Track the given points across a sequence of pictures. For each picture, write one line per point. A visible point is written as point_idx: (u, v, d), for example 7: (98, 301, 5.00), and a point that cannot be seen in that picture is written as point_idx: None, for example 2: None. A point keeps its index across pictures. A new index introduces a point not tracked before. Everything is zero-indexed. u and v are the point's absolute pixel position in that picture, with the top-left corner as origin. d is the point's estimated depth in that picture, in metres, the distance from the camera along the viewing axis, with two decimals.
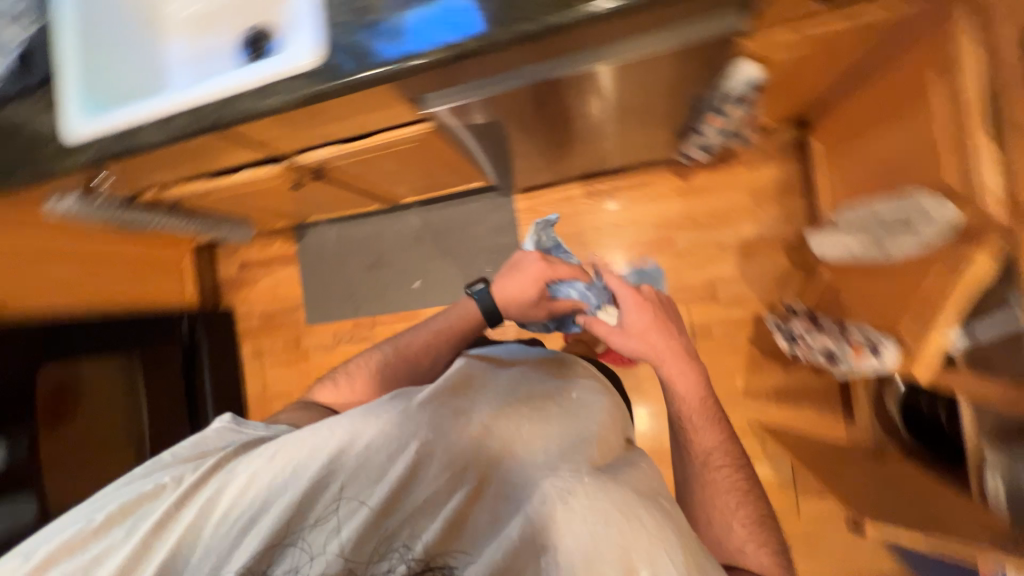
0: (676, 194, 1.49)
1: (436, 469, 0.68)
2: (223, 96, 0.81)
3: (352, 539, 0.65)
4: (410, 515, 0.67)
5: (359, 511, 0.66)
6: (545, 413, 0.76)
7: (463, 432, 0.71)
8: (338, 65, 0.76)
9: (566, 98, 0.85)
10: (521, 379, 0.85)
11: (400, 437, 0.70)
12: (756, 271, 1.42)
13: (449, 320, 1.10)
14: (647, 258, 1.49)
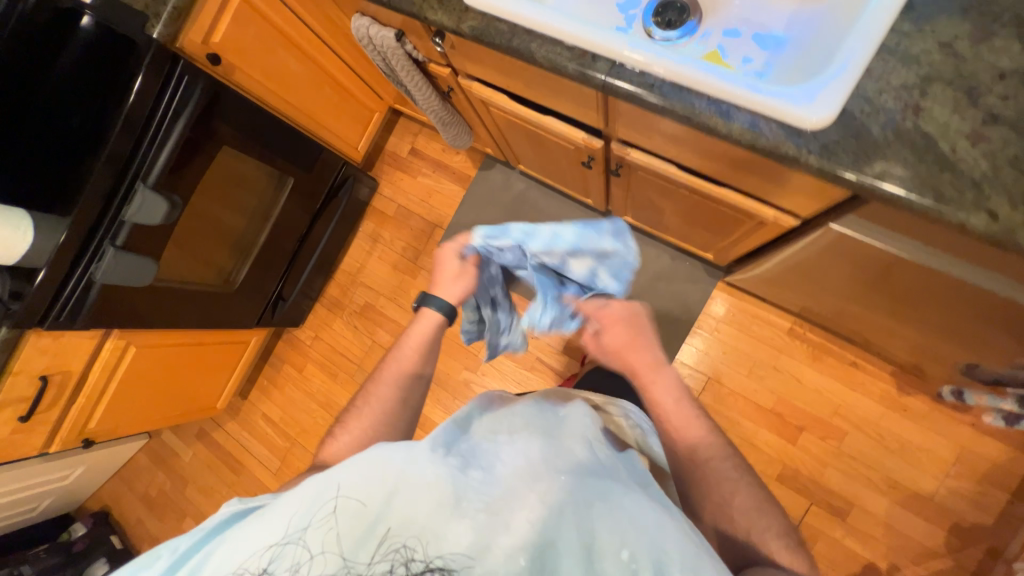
0: (878, 400, 1.31)
1: (416, 481, 0.58)
2: (664, 73, 0.63)
3: (345, 539, 0.55)
4: (409, 521, 0.56)
5: (340, 505, 0.57)
6: (528, 443, 0.68)
7: (457, 453, 0.63)
8: (816, 119, 0.56)
9: (955, 293, 0.72)
10: (504, 412, 0.76)
11: (383, 459, 0.60)
12: (908, 529, 1.26)
13: (416, 333, 0.89)
14: (805, 437, 1.35)
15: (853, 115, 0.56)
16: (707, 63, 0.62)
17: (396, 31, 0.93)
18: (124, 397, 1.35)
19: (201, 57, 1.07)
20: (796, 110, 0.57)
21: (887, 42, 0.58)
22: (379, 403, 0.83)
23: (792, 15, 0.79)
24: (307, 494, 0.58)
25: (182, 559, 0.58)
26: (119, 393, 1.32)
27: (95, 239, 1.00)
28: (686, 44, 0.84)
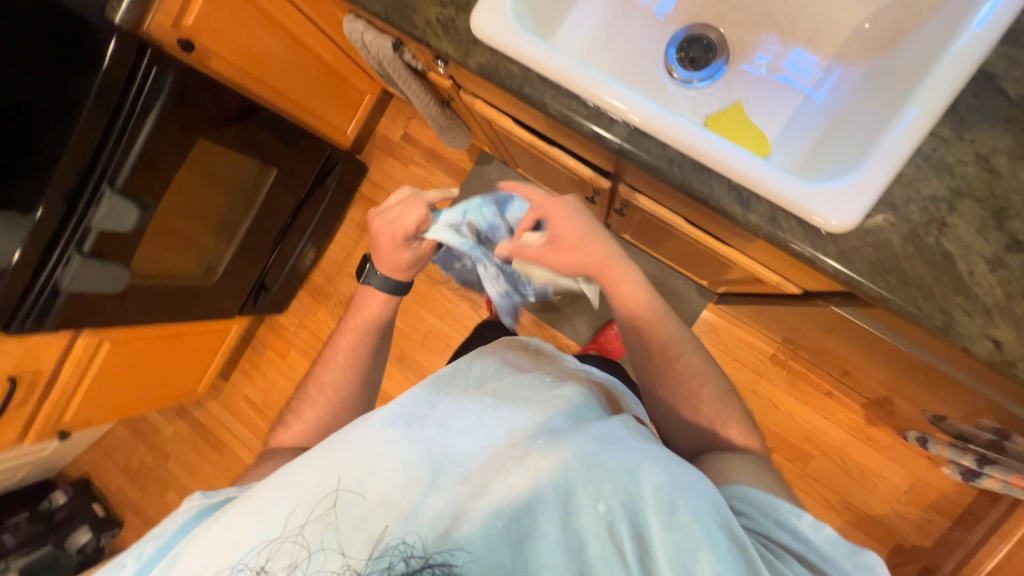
0: (846, 428, 1.38)
1: (393, 463, 0.60)
2: (686, 148, 0.59)
3: (339, 530, 0.56)
4: (392, 505, 0.57)
5: (321, 497, 0.58)
6: (503, 409, 0.67)
7: (430, 432, 0.63)
8: (843, 219, 0.54)
9: (941, 377, 0.74)
10: (480, 376, 0.75)
11: (360, 447, 0.62)
12: (856, 547, 1.36)
13: (364, 318, 0.95)
14: (774, 458, 1.41)
15: (876, 223, 0.54)
16: (734, 147, 0.58)
17: (393, 40, 0.84)
18: (103, 389, 1.31)
19: (171, 41, 0.95)
20: (815, 210, 0.55)
21: (921, 144, 0.55)
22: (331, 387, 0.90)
23: (825, 72, 0.72)
24: (290, 490, 0.60)
25: (168, 542, 0.64)
26: (97, 386, 1.29)
27: (59, 241, 0.94)
28: (707, 88, 0.77)
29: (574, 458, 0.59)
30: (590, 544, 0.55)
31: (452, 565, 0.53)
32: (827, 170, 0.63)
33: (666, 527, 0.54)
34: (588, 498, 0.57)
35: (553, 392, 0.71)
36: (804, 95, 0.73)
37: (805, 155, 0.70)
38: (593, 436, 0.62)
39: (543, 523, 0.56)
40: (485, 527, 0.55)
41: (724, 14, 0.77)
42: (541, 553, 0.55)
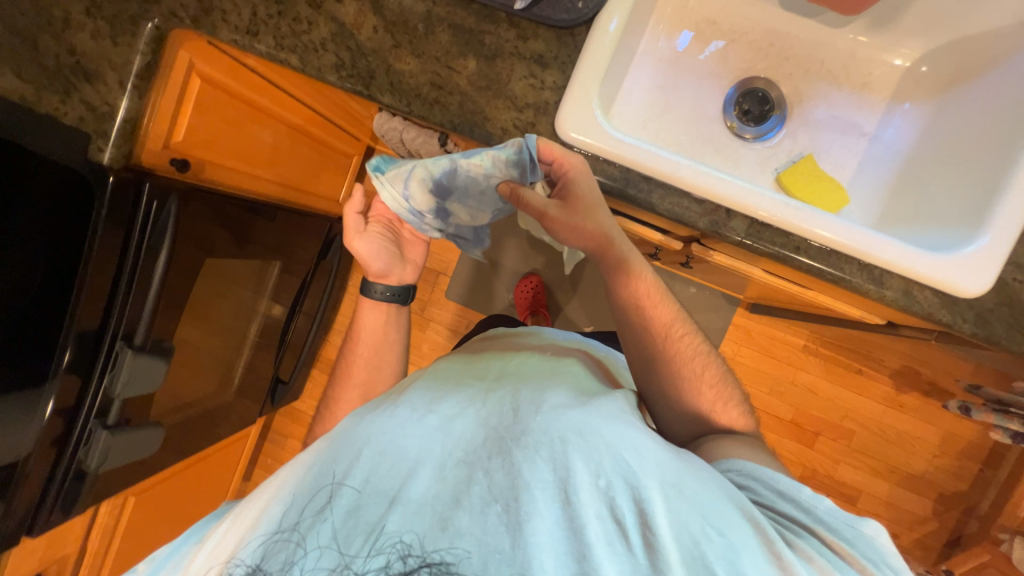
0: (881, 400, 1.48)
1: (383, 447, 0.50)
2: (809, 233, 0.59)
3: (311, 535, 0.44)
4: (382, 495, 0.46)
5: (314, 488, 0.48)
6: (505, 385, 0.58)
7: (424, 411, 0.53)
8: (971, 285, 0.56)
9: None
10: (480, 361, 0.66)
11: (344, 438, 0.52)
12: (905, 505, 1.49)
13: (373, 328, 0.87)
14: (823, 440, 1.50)
15: (1006, 284, 0.58)
16: (848, 221, 0.59)
17: (437, 133, 0.79)
18: (134, 546, 1.16)
19: (165, 164, 0.84)
20: (952, 279, 0.56)
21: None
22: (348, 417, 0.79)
23: (885, 114, 0.74)
24: (271, 492, 0.50)
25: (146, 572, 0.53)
26: (128, 546, 1.13)
27: (73, 424, 0.79)
28: (771, 141, 0.77)
29: (573, 432, 0.49)
30: (588, 521, 0.43)
31: (452, 566, 0.41)
32: (924, 222, 0.65)
33: (670, 498, 0.46)
34: (584, 471, 0.46)
35: (542, 371, 0.61)
36: (868, 137, 0.74)
37: (886, 200, 0.71)
38: (593, 412, 0.52)
39: (536, 498, 0.44)
40: (478, 510, 0.44)
41: (777, 65, 0.77)
42: (532, 533, 0.43)
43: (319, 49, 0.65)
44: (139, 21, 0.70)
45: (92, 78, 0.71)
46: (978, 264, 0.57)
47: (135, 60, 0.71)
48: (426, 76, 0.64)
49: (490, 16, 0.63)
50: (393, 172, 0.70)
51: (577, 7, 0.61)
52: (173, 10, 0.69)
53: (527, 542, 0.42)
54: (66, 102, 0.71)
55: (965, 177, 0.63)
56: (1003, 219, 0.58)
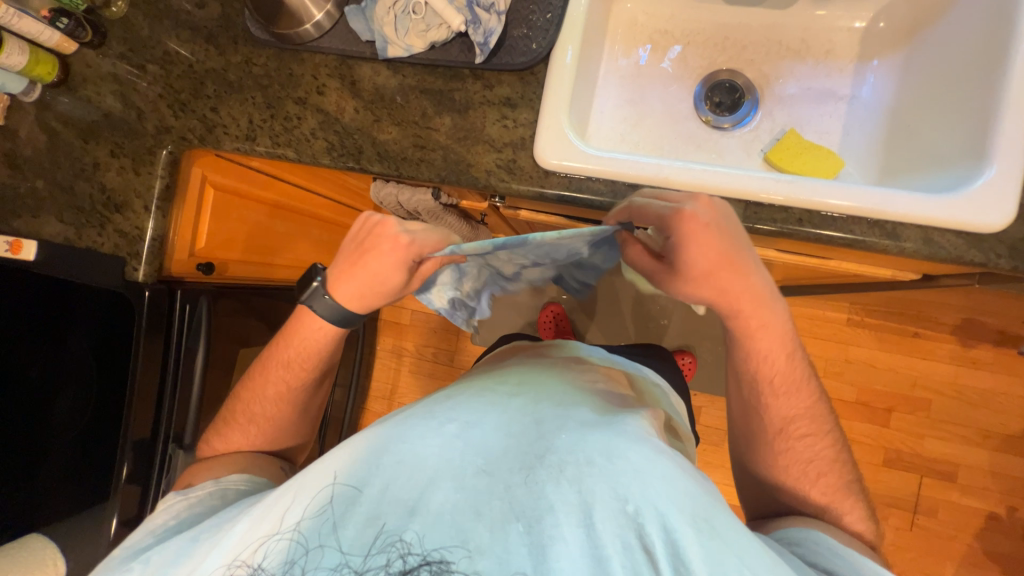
0: (950, 361, 1.36)
1: (405, 461, 0.47)
2: (801, 201, 0.58)
3: (335, 535, 0.43)
4: (403, 505, 0.44)
5: (322, 490, 0.46)
6: (532, 399, 0.56)
7: (445, 425, 0.50)
8: (982, 221, 0.54)
9: None
10: (497, 373, 0.65)
11: (361, 444, 0.50)
12: (1013, 472, 1.34)
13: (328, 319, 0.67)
14: (900, 415, 1.38)
15: None
16: (830, 180, 0.58)
17: (429, 190, 0.85)
18: None
19: (191, 270, 0.91)
20: (944, 217, 0.55)
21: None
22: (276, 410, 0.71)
23: (856, 75, 0.75)
24: (274, 498, 0.48)
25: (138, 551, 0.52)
26: None
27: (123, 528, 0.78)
28: (750, 124, 0.77)
29: (598, 453, 0.46)
30: (611, 551, 0.41)
31: (451, 564, 0.41)
32: (925, 166, 0.64)
33: (702, 534, 0.42)
34: (609, 496, 0.43)
35: (565, 383, 0.60)
36: (846, 99, 0.74)
37: (881, 154, 0.70)
38: (619, 432, 0.49)
39: (559, 522, 0.42)
40: (499, 528, 0.42)
41: (736, 55, 0.79)
42: (555, 559, 0.41)
43: (310, 138, 0.72)
44: (155, 151, 0.78)
45: (121, 209, 0.79)
46: (986, 204, 0.54)
47: (156, 183, 0.79)
48: (409, 139, 0.69)
49: (455, 75, 0.68)
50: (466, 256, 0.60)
51: (532, 47, 0.66)
52: (183, 134, 0.77)
53: (549, 566, 0.40)
54: (102, 233, 0.79)
55: (956, 115, 0.62)
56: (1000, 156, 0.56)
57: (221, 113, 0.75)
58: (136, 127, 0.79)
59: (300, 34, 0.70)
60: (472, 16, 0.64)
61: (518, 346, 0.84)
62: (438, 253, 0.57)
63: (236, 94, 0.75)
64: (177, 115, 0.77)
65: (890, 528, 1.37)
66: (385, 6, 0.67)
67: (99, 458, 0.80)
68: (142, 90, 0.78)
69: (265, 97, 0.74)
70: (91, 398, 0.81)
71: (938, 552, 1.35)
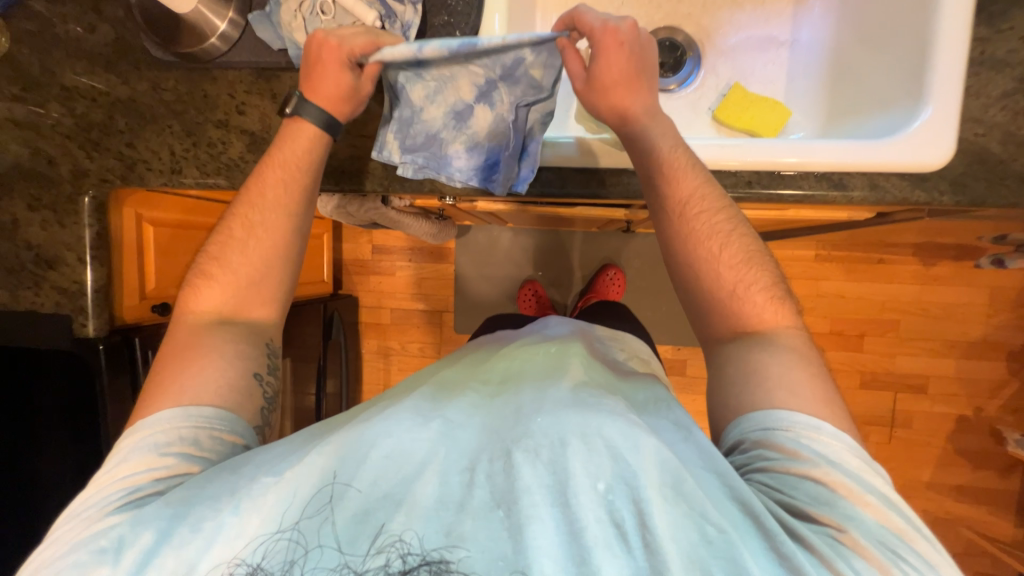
0: (915, 281, 1.42)
1: (394, 462, 0.46)
2: (747, 164, 0.58)
3: (315, 537, 0.43)
4: (388, 498, 0.44)
5: (310, 492, 0.45)
6: (517, 388, 0.56)
7: (432, 421, 0.50)
8: (924, 159, 0.54)
9: None
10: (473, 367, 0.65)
11: (339, 441, 0.49)
12: (978, 376, 1.42)
13: (300, 153, 0.61)
14: (872, 339, 1.45)
15: (970, 142, 0.56)
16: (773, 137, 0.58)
17: (379, 198, 0.83)
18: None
19: (147, 314, 0.87)
20: (885, 159, 0.55)
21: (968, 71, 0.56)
22: (216, 310, 0.61)
23: (795, 17, 0.72)
24: (255, 493, 0.46)
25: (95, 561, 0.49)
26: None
27: None
28: (695, 83, 0.75)
29: (577, 433, 0.46)
30: (586, 522, 0.41)
31: (449, 563, 0.40)
32: (869, 109, 0.63)
33: (669, 500, 0.42)
34: (583, 474, 0.44)
35: (543, 367, 0.60)
36: (787, 45, 0.72)
37: (826, 100, 0.69)
38: (597, 408, 0.49)
39: (537, 502, 0.43)
40: (484, 515, 0.42)
41: (673, 10, 0.76)
42: (533, 537, 0.41)
43: (241, 163, 0.67)
44: (76, 199, 0.72)
45: (54, 264, 0.74)
46: (925, 145, 0.54)
47: (86, 233, 0.73)
48: (346, 150, 0.66)
49: None
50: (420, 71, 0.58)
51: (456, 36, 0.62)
52: (102, 176, 0.72)
53: (528, 544, 0.41)
54: (39, 292, 0.75)
55: (894, 52, 0.61)
56: (938, 94, 0.55)
57: (139, 148, 0.70)
58: (49, 174, 0.73)
59: (206, 51, 0.65)
60: (386, 10, 0.60)
61: (503, 333, 0.81)
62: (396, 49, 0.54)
63: (151, 125, 0.69)
64: (92, 156, 0.72)
65: (871, 443, 1.46)
66: (292, 9, 0.62)
67: None
68: (47, 132, 0.72)
69: (183, 124, 0.68)
70: (67, 459, 0.79)
71: (915, 458, 1.45)
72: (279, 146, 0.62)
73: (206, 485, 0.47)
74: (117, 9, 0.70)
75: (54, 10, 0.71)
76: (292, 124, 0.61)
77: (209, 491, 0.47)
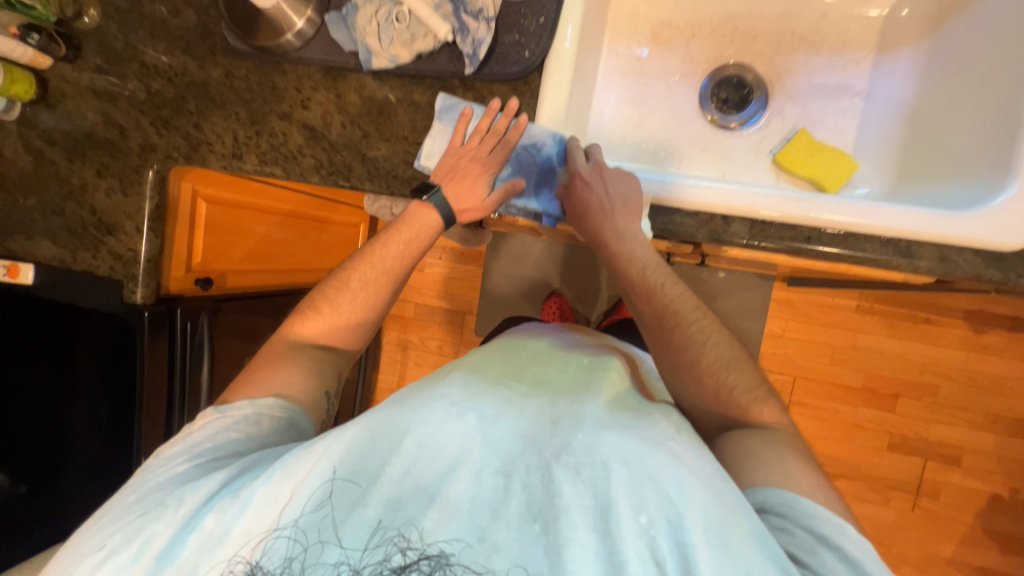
0: (962, 347, 1.34)
1: (430, 455, 0.46)
2: (810, 218, 0.56)
3: (344, 521, 0.43)
4: (420, 490, 0.44)
5: (339, 473, 0.45)
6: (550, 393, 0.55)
7: (466, 414, 0.50)
8: (1009, 240, 0.52)
9: None
10: (505, 356, 0.64)
11: (372, 420, 0.49)
12: (1018, 454, 1.34)
13: (421, 234, 0.67)
14: (907, 401, 1.38)
15: None
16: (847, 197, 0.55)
17: None
18: None
19: (190, 286, 0.91)
20: (964, 229, 0.52)
21: None
22: (316, 338, 0.67)
23: (875, 68, 0.69)
24: (287, 471, 0.45)
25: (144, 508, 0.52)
26: None
27: None
28: (759, 124, 0.73)
29: (616, 456, 0.46)
30: (627, 557, 0.40)
31: (451, 557, 0.41)
32: (946, 175, 0.60)
33: (715, 548, 0.40)
34: (625, 503, 0.43)
35: (576, 375, 0.59)
36: (863, 95, 0.69)
37: (899, 158, 0.66)
38: (633, 434, 0.49)
39: (575, 523, 0.42)
40: (518, 527, 0.42)
41: (745, 47, 0.73)
42: (570, 561, 0.40)
43: (298, 156, 0.69)
44: (142, 171, 0.76)
45: (113, 230, 0.78)
46: (1009, 222, 0.52)
47: (145, 205, 0.77)
48: (399, 156, 0.66)
49: (444, 86, 0.65)
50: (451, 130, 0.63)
51: (524, 56, 0.62)
52: (168, 153, 0.75)
53: (565, 568, 0.40)
54: (96, 255, 0.79)
55: (984, 117, 0.58)
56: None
57: (206, 130, 0.73)
58: (119, 144, 0.76)
59: (280, 45, 0.67)
60: (460, 24, 0.62)
61: (521, 328, 0.80)
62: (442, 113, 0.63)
63: (219, 109, 0.72)
64: (160, 133, 0.75)
65: (891, 508, 1.39)
66: (368, 14, 0.63)
67: (116, 472, 0.82)
68: (123, 105, 0.76)
69: (249, 112, 0.71)
70: (98, 415, 0.83)
71: (938, 531, 1.38)
72: (403, 223, 0.67)
73: (256, 461, 0.50)
74: None
75: None
76: (417, 208, 0.66)
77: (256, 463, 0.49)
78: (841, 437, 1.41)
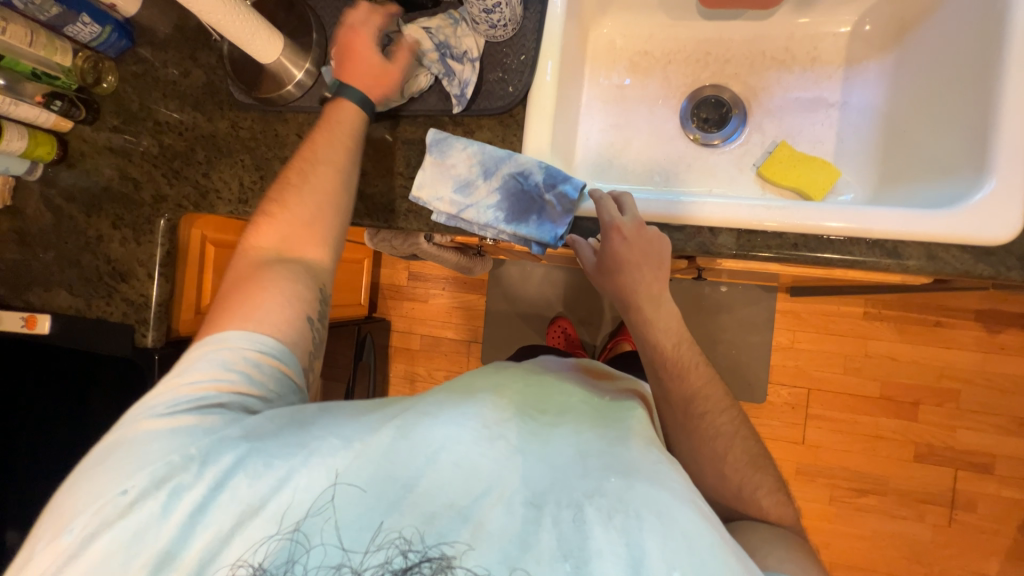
0: (978, 348, 1.31)
1: (459, 483, 0.44)
2: (797, 224, 0.57)
3: (356, 529, 0.42)
4: (455, 511, 0.43)
5: (374, 477, 0.45)
6: (576, 426, 0.54)
7: (505, 437, 0.49)
8: (992, 236, 0.53)
9: None
10: (527, 376, 0.63)
11: (414, 429, 0.48)
12: None
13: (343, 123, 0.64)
14: (928, 407, 1.33)
15: None
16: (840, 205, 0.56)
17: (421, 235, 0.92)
18: None
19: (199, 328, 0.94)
20: (962, 229, 0.53)
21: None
22: (275, 249, 0.63)
23: (846, 80, 0.72)
24: (328, 469, 0.45)
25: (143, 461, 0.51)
26: None
27: None
28: (740, 140, 0.75)
29: (649, 507, 0.43)
30: None
31: (452, 560, 0.40)
32: (933, 175, 0.61)
33: None
34: (657, 556, 0.40)
35: (598, 412, 0.57)
36: (837, 106, 0.72)
37: (881, 161, 0.68)
38: (665, 487, 0.46)
39: (605, 567, 0.39)
40: (548, 562, 0.40)
41: (720, 70, 0.77)
42: None
43: None
44: (154, 220, 0.80)
45: (126, 278, 0.81)
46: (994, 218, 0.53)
47: (157, 251, 0.80)
48: (394, 191, 0.69)
49: (435, 123, 0.69)
50: (445, 158, 0.64)
51: (508, 91, 0.66)
52: (179, 202, 0.79)
53: None
54: (110, 302, 0.82)
55: (960, 116, 0.59)
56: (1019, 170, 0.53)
57: (213, 178, 0.77)
58: (133, 197, 0.81)
59: (281, 96, 0.72)
60: (446, 68, 0.66)
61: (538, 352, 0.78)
62: (440, 143, 0.64)
63: (225, 158, 0.76)
64: (171, 183, 0.79)
65: (926, 523, 1.32)
66: None
67: None
68: (138, 160, 0.81)
69: (254, 159, 0.75)
70: None
71: (980, 547, 1.30)
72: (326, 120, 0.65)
73: (275, 428, 0.50)
74: (211, 57, 0.78)
75: (157, 55, 0.80)
76: (336, 106, 0.65)
77: (282, 436, 0.49)
78: (864, 450, 1.36)
